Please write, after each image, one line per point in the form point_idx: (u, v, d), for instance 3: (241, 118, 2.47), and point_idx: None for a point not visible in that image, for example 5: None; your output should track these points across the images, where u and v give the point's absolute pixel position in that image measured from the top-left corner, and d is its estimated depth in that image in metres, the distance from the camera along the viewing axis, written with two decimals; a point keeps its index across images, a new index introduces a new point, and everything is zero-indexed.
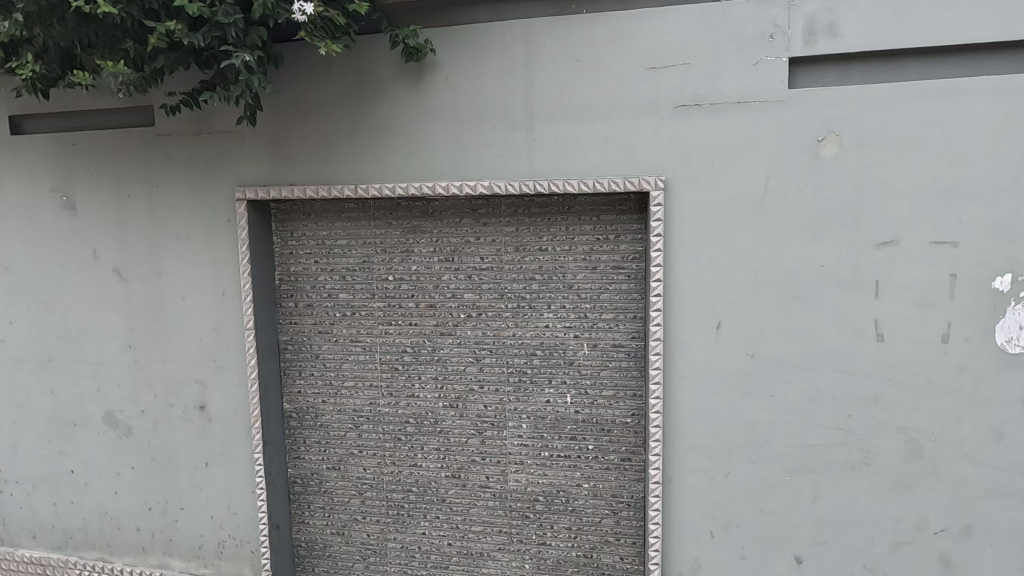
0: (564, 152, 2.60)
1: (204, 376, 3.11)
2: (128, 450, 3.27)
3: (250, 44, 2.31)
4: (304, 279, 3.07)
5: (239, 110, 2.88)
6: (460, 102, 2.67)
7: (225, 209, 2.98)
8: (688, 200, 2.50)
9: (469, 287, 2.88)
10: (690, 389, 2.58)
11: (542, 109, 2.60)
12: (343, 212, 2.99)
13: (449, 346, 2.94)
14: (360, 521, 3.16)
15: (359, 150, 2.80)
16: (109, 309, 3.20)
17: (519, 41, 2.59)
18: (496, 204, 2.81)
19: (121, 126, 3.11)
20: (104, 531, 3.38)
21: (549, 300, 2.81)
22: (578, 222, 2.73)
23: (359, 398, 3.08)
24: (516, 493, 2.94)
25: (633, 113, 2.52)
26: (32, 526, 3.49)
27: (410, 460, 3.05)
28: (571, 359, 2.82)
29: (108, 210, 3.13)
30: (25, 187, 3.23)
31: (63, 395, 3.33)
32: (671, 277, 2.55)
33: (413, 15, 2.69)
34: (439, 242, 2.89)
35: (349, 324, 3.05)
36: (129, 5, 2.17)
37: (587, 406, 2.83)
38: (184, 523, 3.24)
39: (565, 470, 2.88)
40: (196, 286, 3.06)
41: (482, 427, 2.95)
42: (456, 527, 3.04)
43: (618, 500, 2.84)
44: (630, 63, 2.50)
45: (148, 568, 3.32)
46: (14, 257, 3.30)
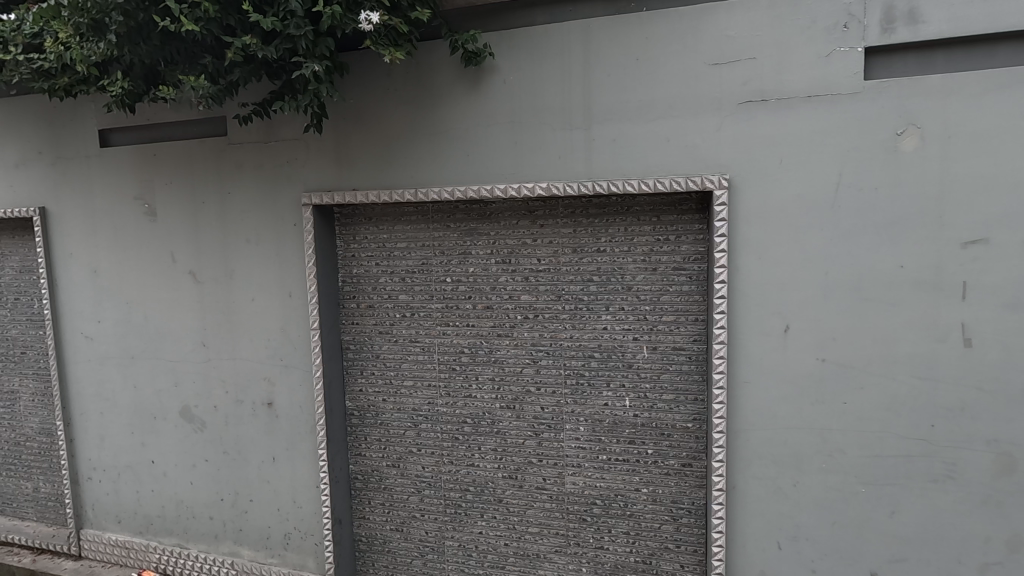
0: (623, 151, 2.57)
1: (272, 374, 3.25)
2: (203, 443, 3.45)
3: (319, 54, 2.39)
4: (366, 281, 3.16)
5: (306, 119, 3.00)
6: (518, 104, 2.69)
7: (292, 214, 3.10)
8: (754, 199, 2.42)
9: (526, 289, 2.89)
10: (756, 395, 2.49)
11: (600, 109, 2.58)
12: (403, 215, 3.06)
13: (507, 347, 2.96)
14: (418, 518, 3.22)
15: (419, 154, 2.85)
16: (186, 309, 3.39)
17: (578, 42, 2.58)
18: (553, 205, 2.80)
19: (196, 137, 3.28)
20: (180, 519, 3.58)
21: (607, 302, 2.78)
22: (637, 223, 2.69)
23: (418, 398, 3.14)
24: (573, 496, 2.92)
25: (695, 110, 2.46)
26: (117, 511, 3.74)
27: (467, 460, 3.09)
28: (630, 361, 2.78)
29: (185, 216, 3.31)
30: (112, 196, 3.47)
31: (144, 390, 3.55)
32: (736, 278, 2.47)
33: (471, 20, 2.72)
34: (496, 243, 2.91)
35: (409, 324, 3.12)
36: (209, 22, 2.29)
37: (646, 410, 2.78)
38: (252, 514, 3.40)
39: (624, 474, 2.84)
40: (265, 288, 3.20)
41: (539, 429, 2.95)
42: (513, 527, 3.05)
43: (678, 506, 2.78)
44: (692, 60, 2.44)
45: (221, 555, 3.50)
46: (102, 260, 3.55)
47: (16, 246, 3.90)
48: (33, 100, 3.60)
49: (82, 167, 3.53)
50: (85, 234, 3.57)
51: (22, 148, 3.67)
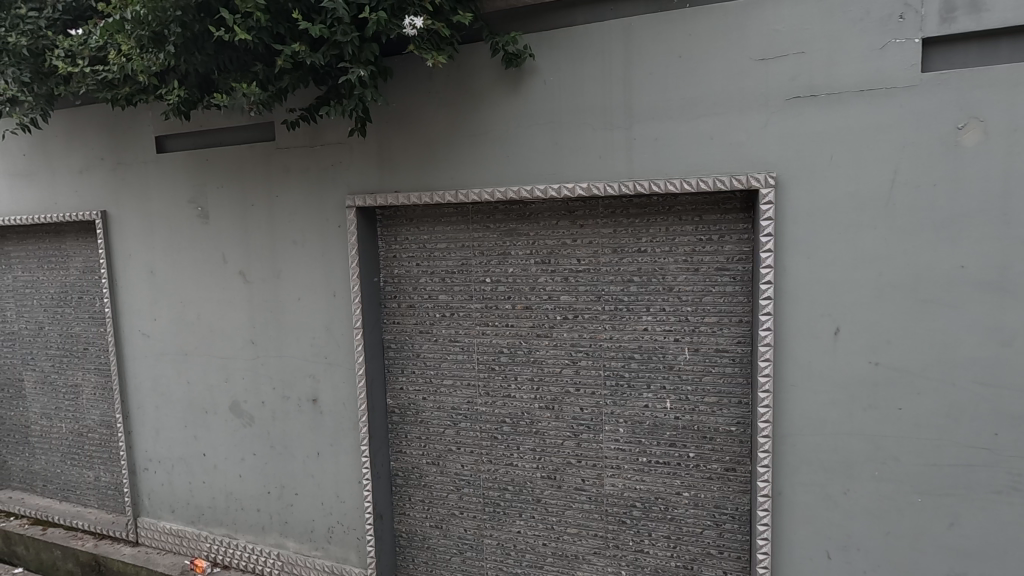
0: (665, 150, 2.53)
1: (316, 371, 3.34)
2: (251, 438, 3.58)
3: (364, 59, 2.46)
4: (407, 281, 3.22)
5: (349, 123, 3.08)
6: (558, 105, 2.69)
7: (336, 215, 3.18)
8: (802, 196, 2.35)
9: (566, 289, 2.89)
10: (804, 398, 2.42)
11: (641, 108, 2.55)
12: (443, 216, 3.10)
13: (546, 347, 2.96)
14: (457, 516, 3.25)
15: (460, 155, 2.89)
16: (236, 308, 3.52)
17: (619, 41, 2.56)
18: (593, 205, 2.79)
19: (245, 142, 3.41)
20: (229, 510, 3.72)
21: (647, 303, 2.75)
22: (679, 223, 2.65)
23: (458, 397, 3.18)
24: (613, 498, 2.90)
25: (740, 107, 2.40)
26: (171, 501, 3.92)
27: (506, 459, 3.10)
28: (671, 363, 2.74)
29: (236, 219, 3.44)
30: (168, 199, 3.64)
31: (197, 385, 3.71)
32: (782, 279, 2.41)
33: (511, 22, 2.74)
34: (536, 244, 2.92)
35: (448, 324, 3.16)
36: (260, 31, 2.38)
37: (687, 413, 2.73)
38: (298, 507, 3.50)
39: (664, 477, 2.80)
40: (310, 287, 3.29)
41: (578, 430, 2.94)
42: (551, 528, 3.05)
43: (721, 511, 2.72)
44: (737, 56, 2.39)
45: (267, 546, 3.62)
46: (158, 261, 3.72)
47: (79, 247, 4.13)
48: (97, 110, 3.80)
49: (140, 172, 3.71)
50: (142, 236, 3.75)
51: (86, 155, 3.88)
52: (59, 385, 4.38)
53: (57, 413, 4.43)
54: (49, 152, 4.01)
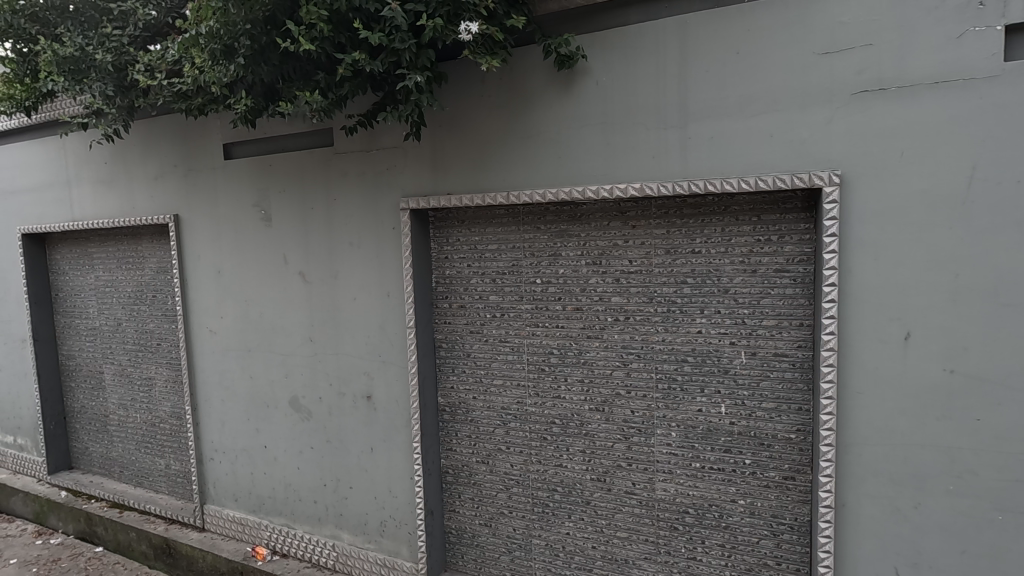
0: (721, 149, 2.48)
1: (371, 368, 3.44)
2: (309, 432, 3.72)
3: (421, 65, 2.53)
4: (458, 281, 3.27)
5: (404, 128, 3.16)
6: (611, 105, 2.68)
7: (391, 218, 3.27)
8: (870, 195, 2.25)
9: (617, 291, 2.86)
10: (870, 406, 2.32)
11: (697, 107, 2.51)
12: (494, 218, 3.13)
13: (597, 349, 2.95)
14: (506, 515, 3.28)
15: (513, 157, 2.91)
16: (296, 306, 3.67)
17: (674, 39, 2.53)
18: (646, 206, 2.76)
19: (305, 147, 3.55)
20: (288, 501, 3.88)
21: (702, 305, 2.69)
22: (735, 223, 2.59)
23: (508, 397, 3.20)
24: (664, 503, 2.86)
25: (802, 103, 2.33)
26: (234, 490, 4.12)
27: (555, 460, 3.10)
28: (727, 367, 2.67)
29: (296, 221, 3.59)
30: (234, 203, 3.83)
31: (259, 380, 3.89)
32: (847, 281, 2.31)
33: (564, 24, 2.75)
34: (587, 245, 2.91)
35: (499, 324, 3.19)
36: (323, 41, 2.48)
37: (743, 418, 2.66)
38: (352, 501, 3.61)
39: (718, 484, 2.73)
40: (365, 287, 3.40)
41: (629, 433, 2.91)
42: (601, 531, 3.03)
43: (779, 521, 2.63)
44: (799, 50, 2.32)
45: (323, 537, 3.75)
46: (225, 261, 3.92)
47: (154, 249, 4.41)
48: (171, 120, 4.05)
49: (210, 177, 3.93)
50: (211, 238, 3.97)
51: (161, 162, 4.14)
52: (134, 378, 4.69)
53: (133, 404, 4.74)
54: (128, 160, 4.29)
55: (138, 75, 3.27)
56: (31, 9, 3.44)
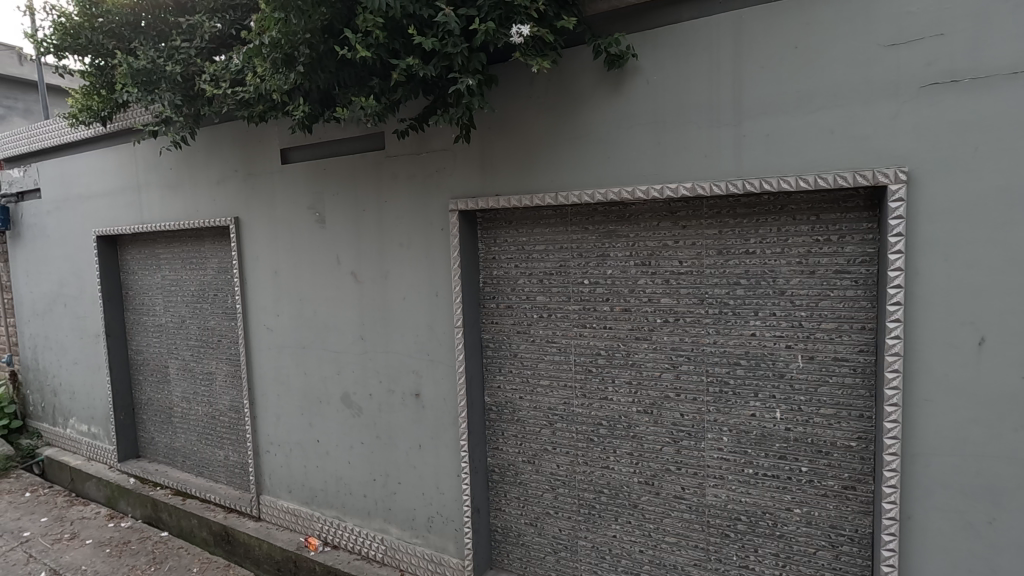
0: (778, 146, 2.41)
1: (420, 367, 3.51)
2: (359, 427, 3.83)
3: (472, 69, 2.57)
4: (506, 282, 3.30)
5: (454, 131, 3.21)
6: (662, 104, 2.65)
7: (440, 219, 3.33)
8: (939, 193, 2.14)
9: (666, 292, 2.82)
10: (939, 415, 2.20)
11: (752, 103, 2.45)
12: (542, 218, 3.14)
13: (645, 350, 2.91)
14: (552, 515, 3.28)
15: (562, 158, 2.92)
16: (347, 305, 3.79)
17: (728, 35, 2.48)
18: (697, 205, 2.71)
19: (358, 151, 3.65)
20: (339, 494, 4.00)
21: (756, 306, 2.63)
22: (792, 223, 2.51)
23: (554, 397, 3.21)
24: (715, 509, 2.79)
25: (865, 97, 2.24)
26: (288, 482, 4.28)
27: (602, 462, 3.09)
28: (782, 371, 2.59)
29: (349, 223, 3.70)
30: (291, 205, 3.98)
31: (313, 376, 4.03)
32: (914, 283, 2.21)
33: (614, 23, 2.74)
34: (636, 246, 2.88)
35: (546, 325, 3.20)
36: (378, 47, 2.55)
37: (799, 424, 2.57)
38: (400, 496, 3.69)
39: (772, 491, 2.65)
40: (415, 287, 3.47)
41: (678, 436, 2.86)
42: (649, 535, 2.99)
43: (837, 532, 2.53)
44: (862, 42, 2.23)
45: (373, 531, 3.85)
46: (281, 262, 4.09)
47: (216, 250, 4.64)
48: (232, 127, 4.25)
49: (268, 181, 4.10)
50: (269, 239, 4.13)
51: (223, 167, 4.35)
52: (196, 372, 4.93)
53: (195, 397, 4.99)
54: (193, 165, 4.52)
55: (204, 84, 3.45)
56: (110, 26, 3.70)
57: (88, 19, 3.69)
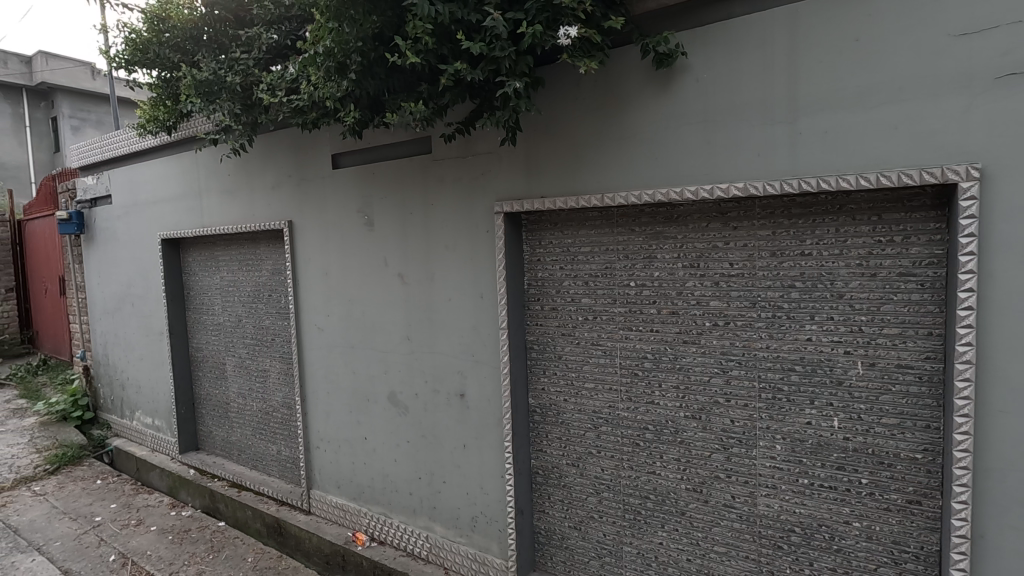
0: (837, 144, 2.31)
1: (464, 368, 3.55)
2: (405, 426, 3.90)
3: (520, 72, 2.58)
4: (551, 284, 3.29)
5: (500, 133, 3.24)
6: (712, 102, 2.59)
7: (486, 221, 3.36)
8: (1016, 190, 2.01)
9: (716, 295, 2.75)
10: (1016, 428, 2.06)
11: (808, 100, 2.36)
12: (587, 220, 3.12)
13: (693, 354, 2.85)
14: (597, 519, 3.25)
15: (608, 159, 2.89)
16: (394, 306, 3.87)
17: (782, 30, 2.40)
18: (749, 206, 2.63)
19: (405, 155, 3.73)
20: (385, 490, 4.08)
21: (812, 310, 2.53)
22: (851, 224, 2.40)
23: (599, 400, 3.18)
24: (767, 520, 2.70)
25: (932, 91, 2.12)
26: (337, 477, 4.40)
27: (648, 467, 3.04)
28: (840, 378, 2.49)
29: (397, 225, 3.79)
30: (341, 209, 4.11)
31: (361, 375, 4.13)
32: (988, 286, 2.07)
33: (662, 21, 2.70)
34: (684, 248, 2.82)
35: (591, 327, 3.18)
36: (427, 53, 2.60)
37: (859, 434, 2.46)
38: (445, 495, 3.74)
39: (829, 503, 2.55)
40: (460, 289, 3.51)
41: (728, 443, 2.78)
42: (696, 543, 2.92)
43: (900, 548, 2.41)
44: (929, 33, 2.12)
45: (417, 528, 3.91)
46: (331, 264, 4.21)
47: (270, 252, 4.83)
48: (286, 134, 4.41)
49: (319, 185, 4.23)
50: (320, 241, 4.27)
51: (277, 173, 4.52)
52: (251, 369, 5.15)
53: (250, 393, 5.21)
54: (250, 171, 4.72)
55: (261, 93, 3.61)
56: (176, 40, 3.94)
57: (155, 35, 3.96)
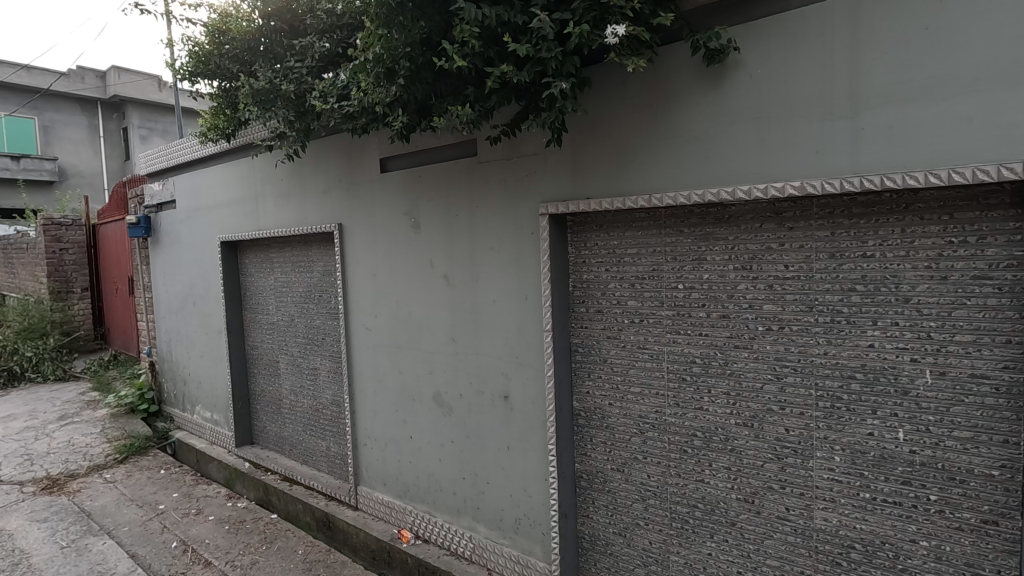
0: (903, 139, 2.18)
1: (508, 370, 3.55)
2: (450, 426, 3.94)
3: (566, 72, 2.57)
4: (596, 286, 3.25)
5: (545, 135, 3.23)
6: (766, 99, 2.50)
7: (531, 223, 3.35)
8: None
9: (770, 298, 2.65)
10: None
11: (871, 93, 2.24)
12: (634, 221, 3.06)
13: (745, 360, 2.75)
14: (642, 527, 3.19)
15: (656, 159, 2.83)
16: (440, 307, 3.92)
17: (844, 21, 2.29)
18: (805, 206, 2.52)
19: (451, 158, 3.77)
20: (430, 489, 4.14)
21: (874, 315, 2.40)
22: (919, 224, 2.26)
23: (645, 405, 3.11)
24: (824, 535, 2.58)
25: (1012, 80, 1.97)
26: (383, 475, 4.49)
27: (696, 475, 2.95)
28: (906, 387, 2.34)
29: (442, 228, 3.83)
30: (388, 212, 4.19)
31: (407, 375, 4.20)
32: None
33: (713, 16, 2.62)
34: (736, 249, 2.73)
35: (637, 330, 3.12)
36: (474, 56, 2.62)
37: (927, 447, 2.31)
38: (488, 496, 3.75)
39: (894, 520, 2.40)
40: (505, 291, 3.52)
41: (782, 453, 2.67)
42: (748, 556, 2.82)
43: (974, 571, 2.25)
44: (1009, 17, 1.97)
45: (461, 528, 3.94)
46: (379, 265, 4.31)
47: (321, 254, 4.98)
48: (337, 139, 4.54)
49: (368, 188, 4.34)
50: (368, 244, 4.38)
51: (328, 177, 4.66)
52: (303, 367, 5.32)
53: (301, 390, 5.38)
54: (303, 175, 4.89)
55: (314, 100, 3.73)
56: (235, 52, 4.13)
57: (216, 47, 4.15)
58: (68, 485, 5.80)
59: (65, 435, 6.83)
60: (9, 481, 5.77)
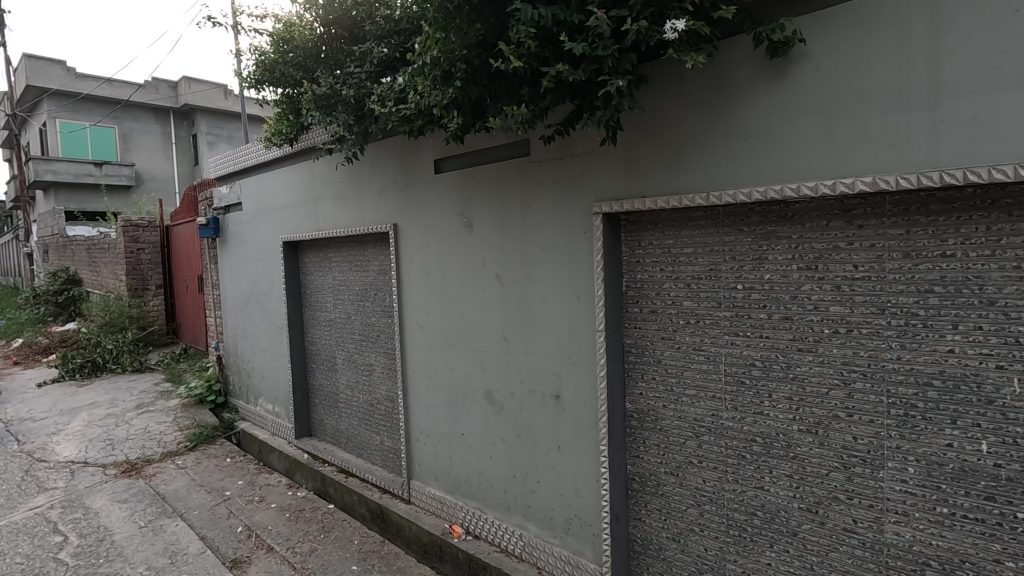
0: (989, 130, 2.04)
1: (560, 370, 3.55)
2: (501, 424, 3.97)
3: (623, 70, 2.54)
4: (650, 285, 3.19)
5: (599, 133, 3.20)
6: (835, 91, 2.39)
7: (583, 222, 3.33)
8: None
9: (837, 299, 2.53)
10: None
11: (952, 82, 2.11)
12: (690, 220, 2.99)
13: (809, 364, 2.64)
14: (698, 533, 3.11)
15: (715, 156, 2.76)
16: (491, 306, 3.96)
17: (922, 6, 2.16)
18: (877, 202, 2.39)
19: (504, 158, 3.80)
20: (481, 486, 4.19)
21: (954, 319, 2.25)
22: (1007, 220, 2.10)
23: (701, 408, 3.04)
24: (896, 550, 2.44)
25: None
26: (435, 471, 4.57)
27: (755, 482, 2.86)
28: (990, 396, 2.19)
29: (495, 228, 3.87)
30: (442, 212, 4.27)
31: (458, 372, 4.27)
32: None
33: (777, 7, 2.53)
34: (800, 249, 2.62)
35: (693, 332, 3.05)
36: (529, 57, 2.63)
37: (1015, 462, 2.15)
38: (539, 495, 3.76)
39: (975, 538, 2.25)
40: (557, 290, 3.52)
41: (849, 462, 2.55)
42: (810, 567, 2.71)
43: None
44: None
45: (512, 525, 3.96)
46: (432, 265, 4.40)
47: (377, 254, 5.13)
48: (392, 142, 4.66)
49: (422, 189, 4.43)
50: (422, 244, 4.47)
51: (384, 179, 4.80)
52: (359, 363, 5.50)
53: (357, 385, 5.56)
54: (360, 177, 5.05)
55: (372, 104, 3.83)
56: (299, 59, 4.33)
57: (281, 55, 4.36)
58: (144, 469, 6.21)
59: (142, 423, 7.31)
60: (93, 464, 6.25)
